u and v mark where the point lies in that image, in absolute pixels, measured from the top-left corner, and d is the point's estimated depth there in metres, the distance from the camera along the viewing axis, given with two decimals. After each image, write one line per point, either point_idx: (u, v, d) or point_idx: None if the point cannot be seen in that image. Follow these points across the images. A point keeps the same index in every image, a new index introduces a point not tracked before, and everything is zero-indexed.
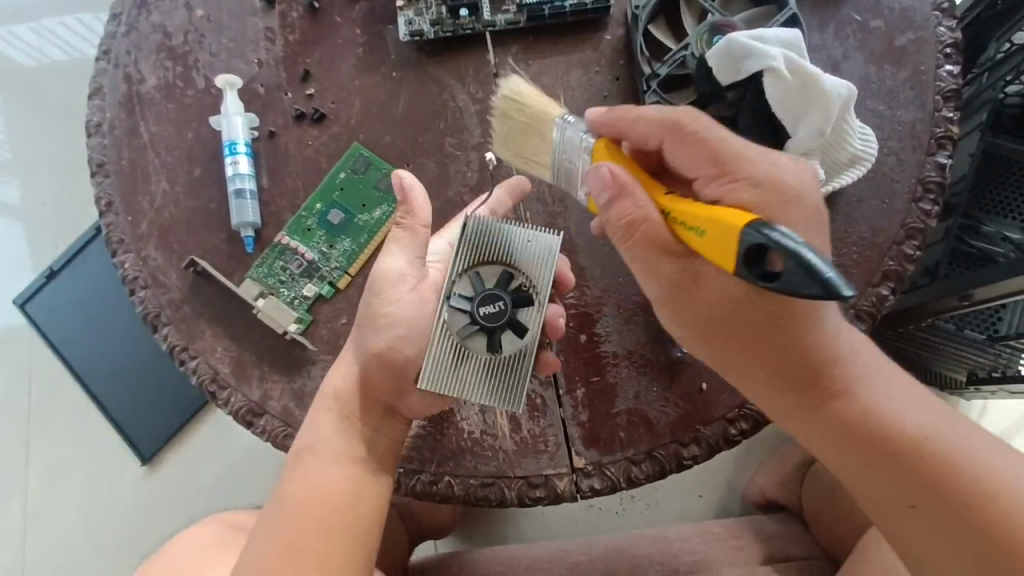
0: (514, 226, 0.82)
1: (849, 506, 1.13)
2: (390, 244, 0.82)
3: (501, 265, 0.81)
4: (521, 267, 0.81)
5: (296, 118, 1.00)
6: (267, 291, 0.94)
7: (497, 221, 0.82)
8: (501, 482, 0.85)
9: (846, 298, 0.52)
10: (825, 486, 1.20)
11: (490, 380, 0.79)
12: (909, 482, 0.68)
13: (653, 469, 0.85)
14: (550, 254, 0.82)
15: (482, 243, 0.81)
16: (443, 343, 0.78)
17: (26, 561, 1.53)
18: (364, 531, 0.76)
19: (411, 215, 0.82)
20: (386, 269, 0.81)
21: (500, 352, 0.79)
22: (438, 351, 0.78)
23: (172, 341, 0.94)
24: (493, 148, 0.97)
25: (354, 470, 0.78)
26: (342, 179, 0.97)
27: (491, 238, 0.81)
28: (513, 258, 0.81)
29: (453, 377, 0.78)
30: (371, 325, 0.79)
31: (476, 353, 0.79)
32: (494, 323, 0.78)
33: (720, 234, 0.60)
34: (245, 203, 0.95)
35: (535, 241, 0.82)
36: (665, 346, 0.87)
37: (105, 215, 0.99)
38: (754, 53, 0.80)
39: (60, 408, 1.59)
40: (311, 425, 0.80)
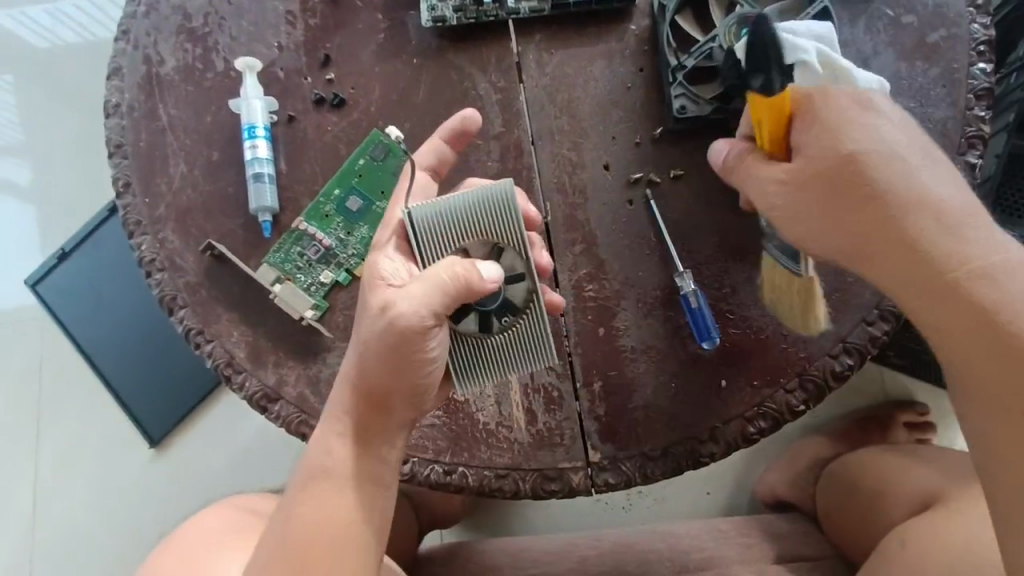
0: (460, 196, 0.74)
1: (868, 504, 1.09)
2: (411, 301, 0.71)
3: (475, 242, 0.75)
4: (495, 231, 0.75)
5: (316, 104, 0.99)
6: (284, 277, 0.94)
7: (437, 200, 0.75)
8: (515, 475, 0.85)
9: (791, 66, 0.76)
10: (841, 486, 1.16)
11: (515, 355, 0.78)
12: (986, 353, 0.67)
13: (670, 466, 0.84)
14: (509, 204, 0.74)
15: (440, 229, 0.75)
16: (461, 349, 0.78)
17: (35, 539, 1.54)
18: (365, 532, 0.75)
19: (468, 276, 0.70)
20: (405, 315, 0.71)
21: (521, 329, 0.77)
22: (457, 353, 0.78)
23: (188, 325, 0.94)
24: (514, 137, 0.96)
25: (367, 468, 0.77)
26: (361, 165, 0.97)
27: (450, 219, 0.75)
28: (483, 227, 0.74)
29: (477, 371, 0.79)
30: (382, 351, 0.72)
31: (492, 340, 0.77)
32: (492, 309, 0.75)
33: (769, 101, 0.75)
34: (264, 187, 0.95)
35: (483, 199, 0.74)
36: (684, 342, 0.86)
37: (123, 195, 0.99)
38: (783, 46, 0.77)
39: (71, 389, 1.60)
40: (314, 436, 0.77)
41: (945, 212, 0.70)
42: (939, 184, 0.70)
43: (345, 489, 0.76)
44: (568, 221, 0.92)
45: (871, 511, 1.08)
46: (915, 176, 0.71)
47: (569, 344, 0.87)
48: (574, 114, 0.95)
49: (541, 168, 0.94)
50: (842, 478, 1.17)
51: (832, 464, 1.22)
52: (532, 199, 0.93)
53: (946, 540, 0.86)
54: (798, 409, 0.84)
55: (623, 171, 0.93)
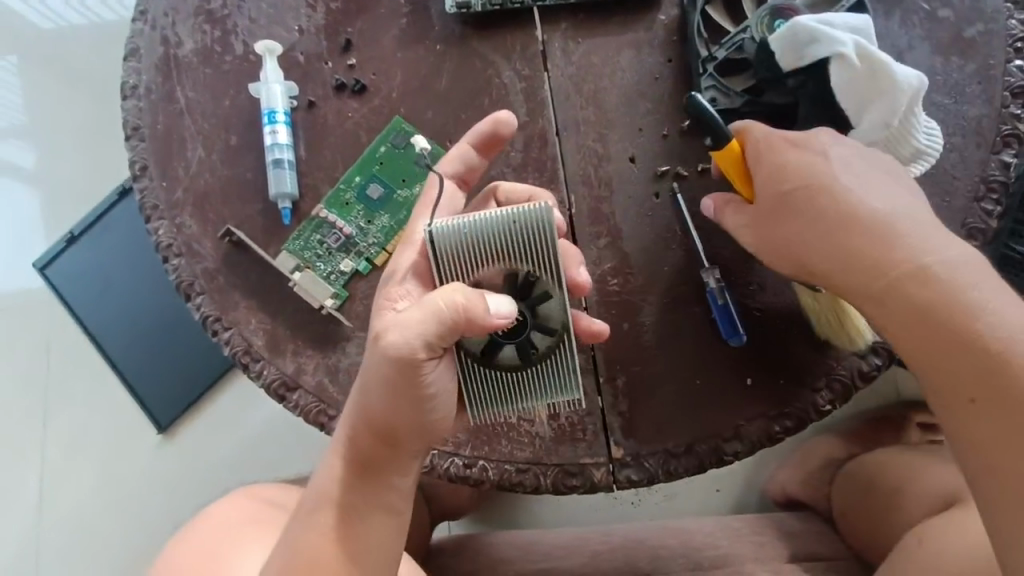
0: (488, 216, 0.70)
1: (889, 503, 1.09)
2: (408, 326, 0.68)
3: (502, 266, 0.72)
4: (525, 257, 0.72)
5: (337, 89, 0.98)
6: (304, 265, 0.92)
7: (466, 218, 0.71)
8: (536, 469, 0.84)
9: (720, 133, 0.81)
10: (858, 486, 1.16)
11: (536, 383, 0.76)
12: (935, 352, 0.70)
13: (693, 463, 0.83)
14: (543, 228, 0.70)
15: (461, 249, 0.71)
16: (474, 383, 0.77)
17: (42, 523, 1.54)
18: (378, 538, 0.76)
19: (467, 311, 0.67)
20: (396, 342, 0.68)
21: (540, 365, 0.75)
22: (471, 382, 0.77)
23: (205, 311, 0.93)
24: (538, 127, 0.94)
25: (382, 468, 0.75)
26: (383, 153, 0.95)
27: (475, 241, 0.71)
28: (512, 251, 0.71)
29: (493, 401, 0.77)
30: (383, 387, 0.71)
31: (504, 374, 0.75)
32: (515, 337, 0.74)
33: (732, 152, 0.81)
34: (284, 173, 0.93)
35: (514, 219, 0.69)
36: (710, 339, 0.85)
37: (139, 179, 0.97)
38: (822, 39, 0.77)
39: (79, 375, 1.59)
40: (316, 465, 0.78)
41: (881, 223, 0.73)
42: (878, 197, 0.74)
43: (361, 488, 0.75)
44: (593, 214, 0.91)
45: (891, 509, 1.08)
46: (854, 193, 0.75)
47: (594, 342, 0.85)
48: (601, 105, 0.94)
49: (566, 159, 0.93)
50: (858, 476, 1.17)
51: (848, 464, 1.21)
52: (556, 191, 0.92)
53: (969, 534, 0.83)
54: (824, 409, 0.83)
55: (650, 164, 0.91)
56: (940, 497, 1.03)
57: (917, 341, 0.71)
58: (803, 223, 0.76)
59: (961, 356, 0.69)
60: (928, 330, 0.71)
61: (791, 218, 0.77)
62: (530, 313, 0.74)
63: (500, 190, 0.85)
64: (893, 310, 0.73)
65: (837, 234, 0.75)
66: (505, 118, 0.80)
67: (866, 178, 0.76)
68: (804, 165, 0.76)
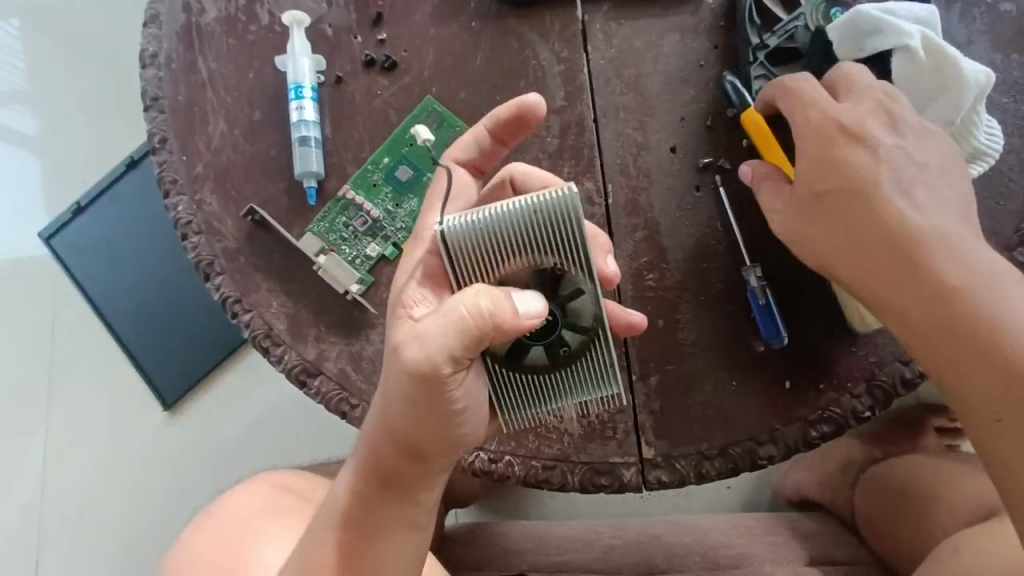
0: (503, 207, 0.64)
1: (919, 512, 1.07)
2: (431, 337, 0.64)
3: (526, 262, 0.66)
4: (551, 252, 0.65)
5: (366, 66, 0.94)
6: (328, 248, 0.89)
7: (480, 212, 0.65)
8: (564, 467, 0.82)
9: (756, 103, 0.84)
10: (886, 492, 1.13)
11: (570, 383, 0.73)
12: (960, 365, 0.66)
13: (726, 466, 0.81)
14: (567, 218, 0.63)
15: (475, 243, 0.65)
16: (504, 384, 0.73)
17: (45, 497, 1.52)
18: (399, 540, 0.74)
19: (491, 315, 0.63)
20: (414, 352, 0.64)
21: (572, 364, 0.72)
22: (500, 386, 0.74)
23: (225, 292, 0.89)
24: (576, 113, 0.90)
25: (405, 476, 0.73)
26: (413, 134, 0.91)
27: (490, 236, 0.65)
28: (535, 245, 0.65)
29: (524, 405, 0.75)
30: (402, 402, 0.67)
31: (535, 374, 0.72)
32: (540, 338, 0.70)
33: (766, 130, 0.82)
34: (310, 151, 0.90)
35: (530, 207, 0.63)
36: (748, 339, 0.83)
37: (158, 152, 0.93)
38: (885, 29, 0.74)
39: (86, 349, 1.56)
40: (337, 479, 0.76)
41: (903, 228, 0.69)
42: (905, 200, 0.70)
43: (383, 495, 0.73)
44: (630, 205, 0.87)
45: (920, 517, 1.06)
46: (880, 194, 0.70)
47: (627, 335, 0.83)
48: (642, 91, 0.90)
49: (603, 147, 0.89)
50: (889, 482, 1.14)
51: (871, 468, 1.20)
52: (592, 179, 0.88)
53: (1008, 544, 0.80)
54: (864, 416, 0.80)
55: (692, 156, 0.88)
56: (981, 507, 1.00)
57: (940, 353, 0.67)
58: (829, 227, 0.73)
59: (987, 369, 0.64)
60: (953, 342, 0.66)
61: (819, 220, 0.73)
62: (562, 309, 0.69)
63: (515, 167, 0.79)
64: (913, 322, 0.68)
65: (858, 237, 0.71)
66: (528, 102, 0.72)
67: (897, 177, 0.71)
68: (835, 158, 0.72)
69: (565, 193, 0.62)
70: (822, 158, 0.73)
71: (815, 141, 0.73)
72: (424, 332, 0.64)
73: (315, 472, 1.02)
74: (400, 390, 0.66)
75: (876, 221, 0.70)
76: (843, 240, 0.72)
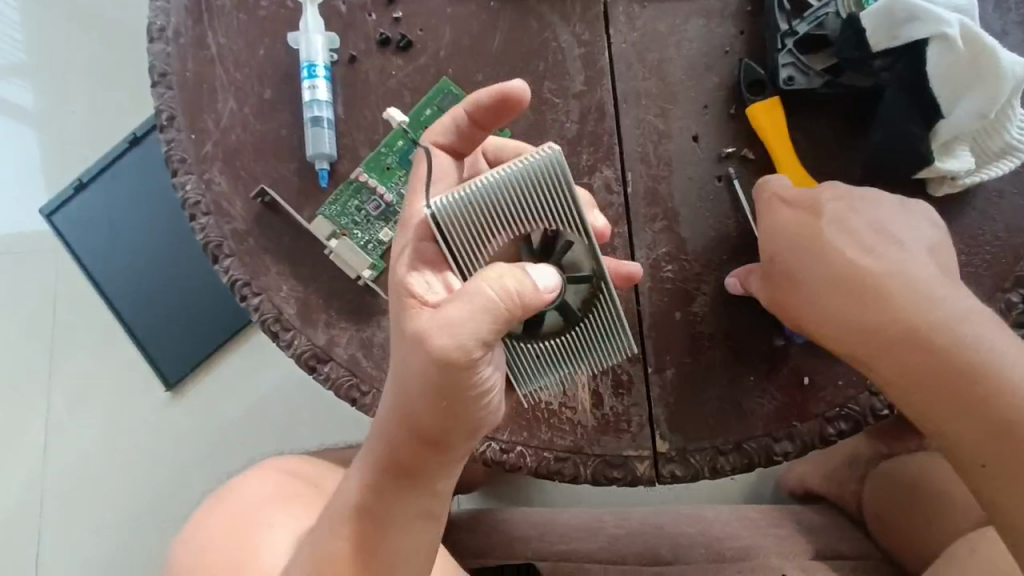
0: (489, 178, 0.64)
1: (931, 512, 1.06)
2: (465, 328, 0.62)
3: (521, 229, 0.67)
4: (546, 215, 0.66)
5: (381, 44, 0.91)
6: (340, 231, 0.87)
7: (466, 188, 0.65)
8: (577, 459, 0.81)
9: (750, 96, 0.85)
10: (899, 489, 1.12)
11: (579, 351, 0.74)
12: (949, 415, 0.69)
13: (741, 461, 0.80)
14: (553, 177, 0.63)
15: (467, 219, 0.65)
16: (519, 353, 0.74)
17: (47, 474, 1.52)
18: (409, 526, 0.74)
19: (520, 297, 0.63)
20: (434, 340, 0.62)
21: (582, 322, 0.71)
22: (509, 356, 0.74)
23: (234, 275, 0.87)
24: (596, 99, 0.88)
25: (417, 469, 0.71)
26: (428, 116, 0.89)
27: (478, 207, 0.65)
28: (529, 211, 0.65)
29: (534, 373, 0.75)
30: (418, 393, 0.65)
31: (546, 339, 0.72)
32: (542, 304, 0.71)
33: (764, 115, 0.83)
34: (322, 132, 0.87)
35: (515, 169, 0.63)
36: (766, 333, 0.81)
37: (166, 129, 0.91)
38: (921, 18, 0.77)
39: (88, 328, 1.55)
40: (350, 469, 0.75)
41: (876, 283, 0.70)
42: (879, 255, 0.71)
43: (396, 486, 0.72)
44: (650, 194, 0.85)
45: (930, 516, 1.05)
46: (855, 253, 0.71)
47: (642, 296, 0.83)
48: (664, 77, 0.87)
49: (623, 134, 0.87)
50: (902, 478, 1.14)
51: (881, 463, 1.21)
52: (611, 167, 0.86)
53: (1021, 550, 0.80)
54: (882, 414, 0.79)
55: (714, 145, 0.86)
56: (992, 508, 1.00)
57: (932, 405, 0.70)
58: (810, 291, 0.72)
59: (972, 416, 0.68)
60: (939, 392, 0.69)
61: (799, 285, 0.73)
62: (559, 266, 0.69)
63: (488, 142, 0.81)
64: (900, 377, 0.71)
65: (845, 311, 0.71)
66: (510, 89, 0.71)
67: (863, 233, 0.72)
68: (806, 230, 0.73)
69: (550, 152, 0.63)
70: (791, 220, 0.74)
71: (785, 207, 0.75)
72: (443, 319, 0.63)
73: (321, 458, 1.00)
74: (421, 379, 0.64)
75: (853, 281, 0.70)
76: (824, 305, 0.72)
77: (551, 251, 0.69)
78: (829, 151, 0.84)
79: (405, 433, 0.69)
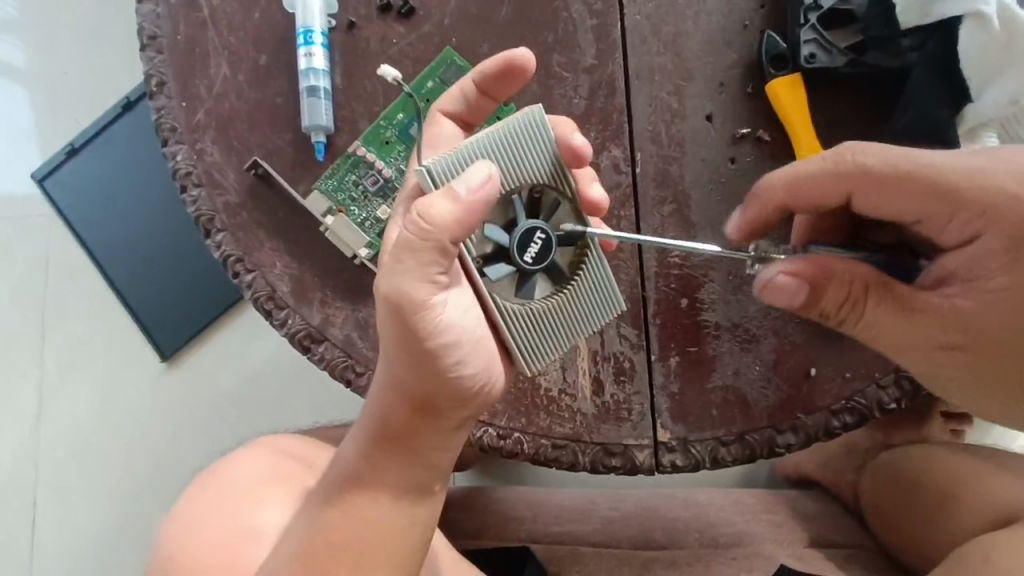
0: (476, 138, 0.65)
1: (934, 508, 1.04)
2: (402, 266, 0.61)
3: (511, 188, 0.66)
4: (533, 172, 0.67)
5: (382, 10, 0.87)
6: (336, 208, 0.84)
7: (456, 150, 0.64)
8: (575, 446, 0.79)
9: (770, 71, 0.81)
10: (902, 482, 1.10)
11: (573, 315, 0.70)
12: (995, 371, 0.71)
13: (743, 452, 0.78)
14: (538, 129, 0.67)
15: None
16: (518, 325, 0.68)
17: (40, 442, 1.51)
18: (403, 505, 0.70)
19: (432, 221, 0.59)
20: (403, 294, 0.61)
21: (573, 281, 0.70)
22: (512, 328, 0.68)
23: (226, 251, 0.84)
24: (607, 73, 0.83)
25: (408, 444, 0.69)
26: (430, 88, 0.85)
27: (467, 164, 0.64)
28: (517, 166, 0.66)
29: (539, 345, 0.69)
30: (404, 355, 0.64)
31: (542, 303, 0.69)
32: (537, 263, 0.67)
33: (786, 94, 0.79)
34: (319, 103, 0.83)
35: (498, 125, 0.66)
36: (774, 323, 0.79)
37: (155, 95, 0.87)
38: None
39: (80, 296, 1.52)
40: (343, 446, 0.72)
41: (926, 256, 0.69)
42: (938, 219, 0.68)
43: (387, 462, 0.69)
44: (660, 175, 0.82)
45: (933, 514, 1.03)
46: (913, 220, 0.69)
47: (648, 284, 0.80)
48: (679, 52, 0.83)
49: (634, 111, 0.83)
50: (905, 472, 1.12)
51: (881, 453, 1.20)
52: (620, 147, 0.82)
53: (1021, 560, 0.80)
54: (888, 407, 0.78)
55: (728, 126, 0.82)
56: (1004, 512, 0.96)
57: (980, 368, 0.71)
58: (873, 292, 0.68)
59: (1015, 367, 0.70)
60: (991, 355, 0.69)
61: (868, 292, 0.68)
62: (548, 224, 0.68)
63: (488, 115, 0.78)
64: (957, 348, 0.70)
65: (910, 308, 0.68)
66: (513, 56, 0.71)
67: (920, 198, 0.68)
68: (852, 265, 0.68)
69: (530, 111, 0.67)
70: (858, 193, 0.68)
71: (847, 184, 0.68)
72: (401, 262, 0.61)
73: (313, 436, 0.99)
74: (404, 340, 0.63)
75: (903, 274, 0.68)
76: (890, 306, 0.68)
77: (541, 205, 0.68)
78: (847, 137, 0.80)
79: (397, 403, 0.67)
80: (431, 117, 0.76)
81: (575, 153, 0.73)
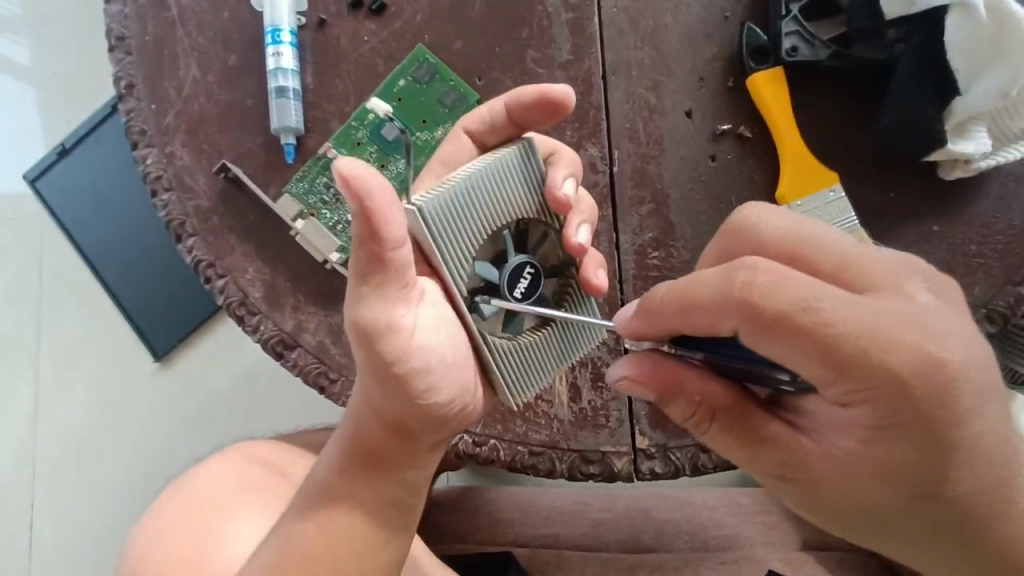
0: (470, 168, 0.64)
1: None
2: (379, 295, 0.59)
3: (501, 224, 0.64)
4: (523, 206, 0.66)
5: (353, 7, 0.84)
6: (307, 211, 0.82)
7: (451, 182, 0.62)
8: (552, 454, 0.77)
9: (750, 65, 0.78)
10: None
11: (561, 345, 0.68)
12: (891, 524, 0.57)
13: (723, 458, 0.77)
14: (531, 163, 0.66)
15: (453, 214, 0.61)
16: (508, 357, 0.65)
17: (36, 443, 1.51)
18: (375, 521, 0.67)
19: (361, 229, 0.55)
20: (370, 314, 0.58)
21: (561, 311, 0.69)
22: (499, 360, 0.65)
23: (198, 256, 0.83)
24: (583, 69, 0.81)
25: (383, 459, 0.66)
26: (402, 87, 0.83)
27: (461, 196, 0.61)
28: (509, 203, 0.64)
29: (526, 376, 0.67)
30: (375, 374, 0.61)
31: (532, 335, 0.66)
32: (526, 296, 0.66)
33: (771, 87, 0.77)
34: (288, 104, 0.81)
35: (493, 158, 0.65)
36: None
37: (124, 98, 0.85)
38: None
39: (72, 297, 1.52)
40: (317, 460, 0.70)
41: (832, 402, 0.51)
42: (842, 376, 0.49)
43: (359, 480, 0.66)
44: (638, 175, 0.79)
45: None
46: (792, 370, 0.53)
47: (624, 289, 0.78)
48: (658, 46, 0.81)
49: (611, 108, 0.80)
50: None
51: None
52: (597, 145, 0.80)
53: None
54: None
55: (708, 122, 0.79)
56: None
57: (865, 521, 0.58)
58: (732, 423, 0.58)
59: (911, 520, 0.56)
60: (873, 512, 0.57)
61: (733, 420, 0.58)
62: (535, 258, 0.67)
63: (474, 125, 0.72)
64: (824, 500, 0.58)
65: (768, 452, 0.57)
66: (554, 89, 0.67)
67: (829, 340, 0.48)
68: (704, 383, 0.58)
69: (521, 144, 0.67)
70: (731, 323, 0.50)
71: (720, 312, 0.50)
72: (373, 281, 0.58)
73: (292, 442, 0.97)
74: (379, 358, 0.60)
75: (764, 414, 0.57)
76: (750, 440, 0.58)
77: (528, 238, 0.68)
78: (831, 132, 0.77)
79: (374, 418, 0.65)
80: (454, 133, 0.73)
81: (559, 204, 0.67)
